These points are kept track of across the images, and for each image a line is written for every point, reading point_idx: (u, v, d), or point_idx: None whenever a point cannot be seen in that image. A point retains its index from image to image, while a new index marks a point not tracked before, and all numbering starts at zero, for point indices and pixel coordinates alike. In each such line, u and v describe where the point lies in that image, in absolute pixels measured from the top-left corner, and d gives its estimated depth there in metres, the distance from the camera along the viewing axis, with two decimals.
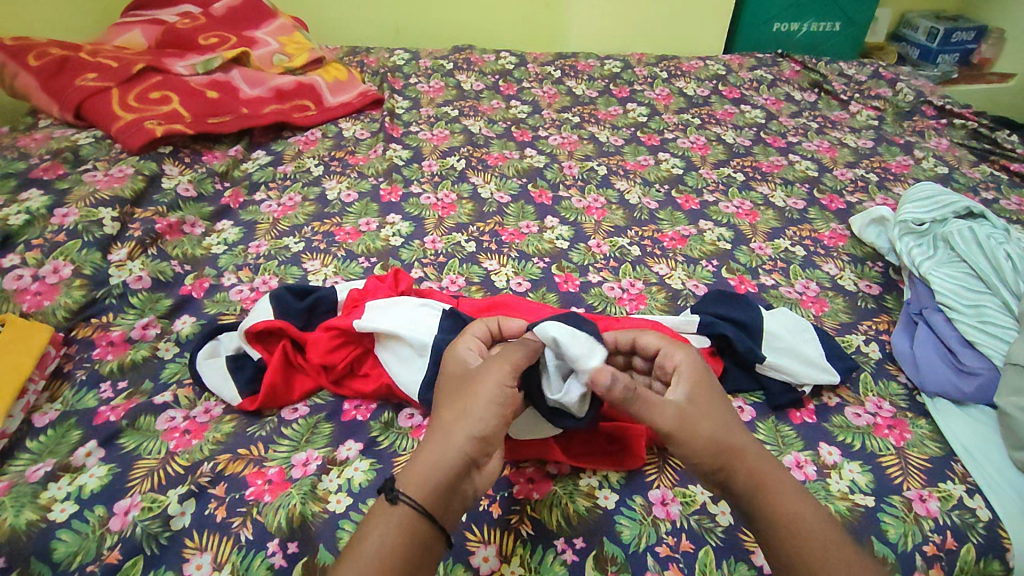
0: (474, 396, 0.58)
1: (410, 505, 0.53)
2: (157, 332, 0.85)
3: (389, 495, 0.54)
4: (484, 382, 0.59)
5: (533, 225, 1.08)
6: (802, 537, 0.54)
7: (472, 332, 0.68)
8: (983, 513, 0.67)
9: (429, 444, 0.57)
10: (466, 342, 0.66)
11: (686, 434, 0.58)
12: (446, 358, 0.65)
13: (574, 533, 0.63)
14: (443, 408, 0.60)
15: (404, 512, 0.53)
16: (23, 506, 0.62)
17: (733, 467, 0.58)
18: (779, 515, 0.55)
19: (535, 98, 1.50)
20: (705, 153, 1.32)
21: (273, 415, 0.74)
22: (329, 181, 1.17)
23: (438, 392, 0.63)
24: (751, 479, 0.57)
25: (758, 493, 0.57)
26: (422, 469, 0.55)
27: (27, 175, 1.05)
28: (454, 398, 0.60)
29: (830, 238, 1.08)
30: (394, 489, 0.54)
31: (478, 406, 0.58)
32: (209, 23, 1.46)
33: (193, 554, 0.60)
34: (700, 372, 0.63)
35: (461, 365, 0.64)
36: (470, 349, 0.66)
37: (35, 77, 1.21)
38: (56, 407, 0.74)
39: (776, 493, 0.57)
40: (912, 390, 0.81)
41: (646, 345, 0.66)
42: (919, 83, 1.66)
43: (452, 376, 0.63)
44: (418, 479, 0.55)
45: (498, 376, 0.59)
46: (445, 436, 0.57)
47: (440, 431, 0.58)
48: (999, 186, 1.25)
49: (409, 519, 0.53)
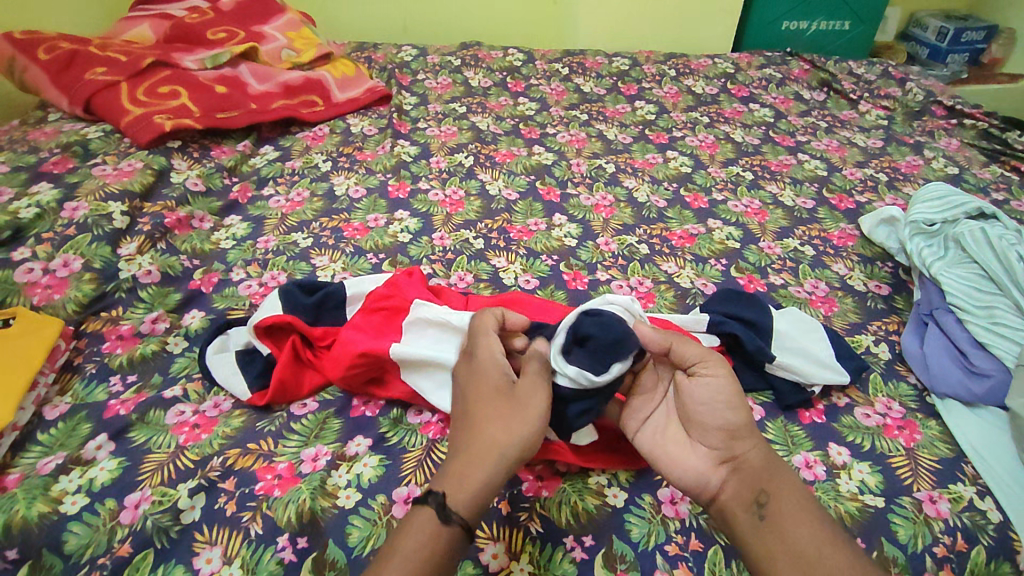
0: (526, 417, 0.60)
1: (465, 530, 0.54)
2: (167, 326, 0.85)
3: (444, 514, 0.53)
4: (536, 407, 0.60)
5: (542, 222, 1.08)
6: (812, 519, 0.57)
7: (491, 328, 0.66)
8: (993, 515, 0.67)
9: (477, 460, 0.57)
10: (492, 340, 0.65)
11: (725, 401, 0.61)
12: (486, 362, 0.64)
13: (583, 530, 0.63)
14: (488, 420, 0.60)
15: (455, 534, 0.54)
16: (35, 498, 0.63)
17: (755, 442, 0.61)
18: (793, 495, 0.59)
19: (543, 96, 1.50)
20: (714, 152, 1.32)
21: (283, 409, 0.75)
22: (338, 177, 1.17)
23: (476, 401, 0.62)
24: (769, 459, 0.61)
25: (774, 471, 0.60)
26: (474, 486, 0.56)
27: (38, 168, 1.05)
28: (501, 414, 0.60)
29: (839, 238, 1.08)
30: (448, 508, 0.54)
31: (532, 428, 0.59)
32: (217, 17, 1.46)
33: (204, 548, 0.60)
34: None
35: (498, 373, 0.63)
36: (497, 351, 0.65)
37: (44, 70, 1.21)
38: (67, 400, 0.74)
39: (786, 474, 0.61)
40: (923, 391, 0.81)
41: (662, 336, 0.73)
42: (929, 83, 1.65)
43: (495, 386, 0.62)
44: (469, 498, 0.55)
45: (544, 398, 0.61)
46: (496, 453, 0.57)
47: (493, 451, 0.58)
48: (1010, 187, 1.24)
49: (460, 538, 0.54)
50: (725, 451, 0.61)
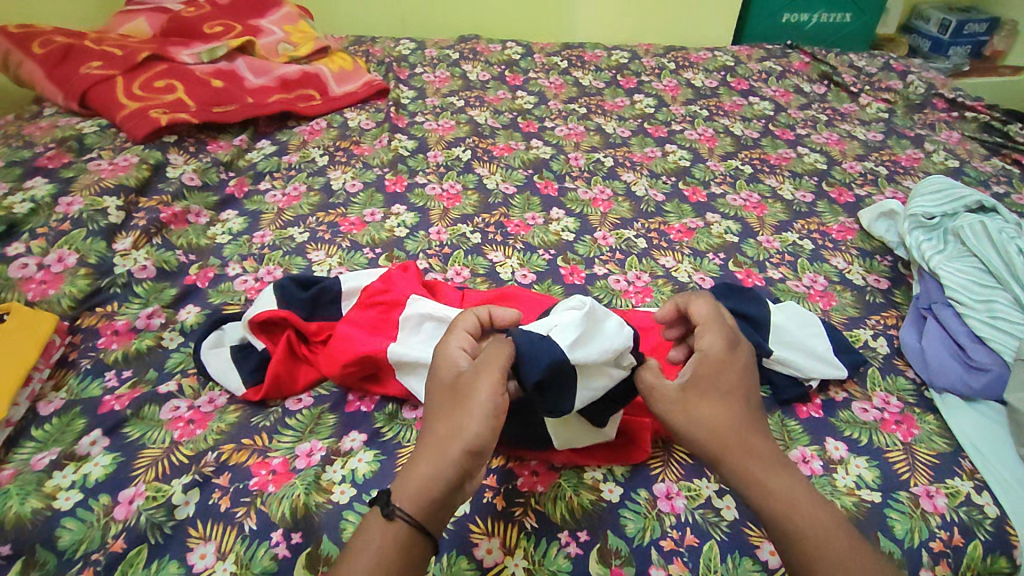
0: (470, 410, 0.55)
1: (410, 523, 0.51)
2: (162, 321, 0.84)
3: (387, 512, 0.51)
4: (479, 395, 0.55)
5: (539, 217, 1.07)
6: (791, 535, 0.53)
7: (460, 323, 0.63)
8: (990, 510, 0.66)
9: (422, 453, 0.55)
10: (452, 337, 0.62)
11: (677, 429, 0.58)
12: (436, 358, 0.61)
13: (578, 526, 0.63)
14: (436, 415, 0.57)
15: (403, 528, 0.51)
16: (29, 494, 0.63)
17: (728, 458, 0.56)
18: (770, 516, 0.54)
19: (542, 89, 1.49)
20: (713, 145, 1.31)
21: (278, 405, 0.74)
22: (334, 171, 1.17)
23: (428, 396, 0.59)
24: (743, 475, 0.56)
25: (752, 489, 0.55)
26: (418, 482, 0.53)
27: (32, 163, 1.05)
28: (447, 408, 0.56)
29: (838, 232, 1.07)
30: (392, 505, 0.52)
31: (476, 421, 0.54)
32: (214, 11, 1.45)
33: (198, 543, 0.60)
34: (719, 361, 0.60)
35: (450, 369, 0.59)
36: (458, 346, 0.62)
37: (40, 65, 1.20)
38: (62, 395, 0.74)
39: (771, 489, 0.55)
40: (921, 386, 0.80)
41: (694, 313, 0.65)
42: (930, 75, 1.64)
43: (442, 381, 0.59)
44: (416, 493, 0.52)
45: (489, 387, 0.55)
46: (440, 447, 0.54)
47: (436, 443, 0.54)
48: (1011, 180, 1.23)
49: (408, 534, 0.51)
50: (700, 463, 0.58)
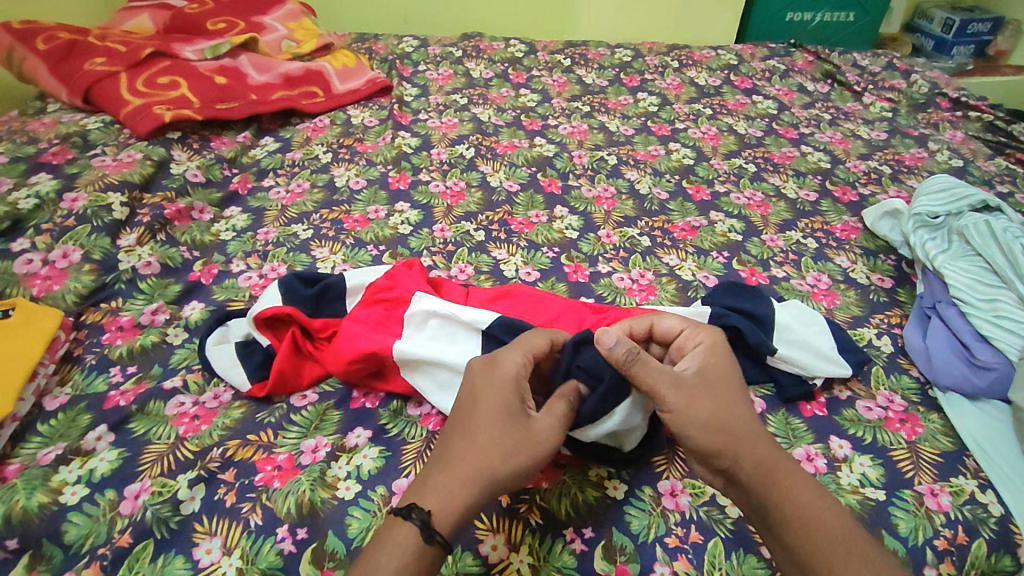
0: (532, 456, 0.56)
1: (446, 550, 0.52)
2: (167, 317, 0.85)
3: (430, 538, 0.51)
4: (541, 442, 0.57)
5: (543, 215, 1.07)
6: (816, 526, 0.53)
7: (531, 348, 0.63)
8: (994, 509, 0.66)
9: (469, 476, 0.54)
10: (522, 359, 0.62)
11: (693, 416, 0.58)
12: (501, 375, 0.60)
13: (583, 523, 0.63)
14: (490, 441, 0.56)
15: (437, 554, 0.51)
16: (35, 488, 0.63)
17: (746, 449, 0.57)
18: (791, 505, 0.55)
19: (545, 87, 1.49)
20: (716, 143, 1.31)
21: (283, 401, 0.75)
22: (338, 168, 1.17)
23: (482, 413, 0.57)
24: (762, 467, 0.56)
25: (770, 481, 0.56)
26: (460, 511, 0.53)
27: (36, 159, 1.05)
28: (510, 440, 0.56)
29: (842, 230, 1.07)
30: (434, 531, 0.51)
31: (530, 470, 0.56)
32: (218, 8, 1.45)
33: (203, 538, 0.60)
34: (720, 353, 0.63)
35: (517, 397, 0.59)
36: (524, 372, 0.61)
37: (43, 60, 1.20)
38: (67, 391, 0.74)
39: (791, 484, 0.56)
40: (924, 384, 0.80)
41: (667, 327, 0.67)
42: (934, 75, 1.63)
43: (509, 408, 0.58)
44: (457, 520, 0.52)
45: (552, 440, 0.58)
46: (490, 480, 0.54)
47: (487, 472, 0.54)
48: (1015, 180, 1.23)
49: (439, 559, 0.52)
50: (714, 464, 0.58)
